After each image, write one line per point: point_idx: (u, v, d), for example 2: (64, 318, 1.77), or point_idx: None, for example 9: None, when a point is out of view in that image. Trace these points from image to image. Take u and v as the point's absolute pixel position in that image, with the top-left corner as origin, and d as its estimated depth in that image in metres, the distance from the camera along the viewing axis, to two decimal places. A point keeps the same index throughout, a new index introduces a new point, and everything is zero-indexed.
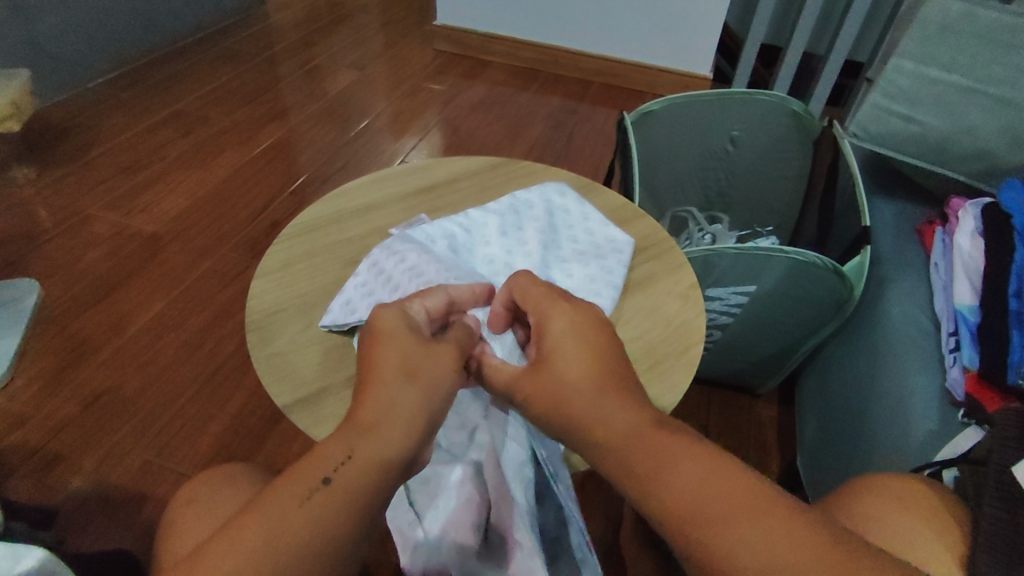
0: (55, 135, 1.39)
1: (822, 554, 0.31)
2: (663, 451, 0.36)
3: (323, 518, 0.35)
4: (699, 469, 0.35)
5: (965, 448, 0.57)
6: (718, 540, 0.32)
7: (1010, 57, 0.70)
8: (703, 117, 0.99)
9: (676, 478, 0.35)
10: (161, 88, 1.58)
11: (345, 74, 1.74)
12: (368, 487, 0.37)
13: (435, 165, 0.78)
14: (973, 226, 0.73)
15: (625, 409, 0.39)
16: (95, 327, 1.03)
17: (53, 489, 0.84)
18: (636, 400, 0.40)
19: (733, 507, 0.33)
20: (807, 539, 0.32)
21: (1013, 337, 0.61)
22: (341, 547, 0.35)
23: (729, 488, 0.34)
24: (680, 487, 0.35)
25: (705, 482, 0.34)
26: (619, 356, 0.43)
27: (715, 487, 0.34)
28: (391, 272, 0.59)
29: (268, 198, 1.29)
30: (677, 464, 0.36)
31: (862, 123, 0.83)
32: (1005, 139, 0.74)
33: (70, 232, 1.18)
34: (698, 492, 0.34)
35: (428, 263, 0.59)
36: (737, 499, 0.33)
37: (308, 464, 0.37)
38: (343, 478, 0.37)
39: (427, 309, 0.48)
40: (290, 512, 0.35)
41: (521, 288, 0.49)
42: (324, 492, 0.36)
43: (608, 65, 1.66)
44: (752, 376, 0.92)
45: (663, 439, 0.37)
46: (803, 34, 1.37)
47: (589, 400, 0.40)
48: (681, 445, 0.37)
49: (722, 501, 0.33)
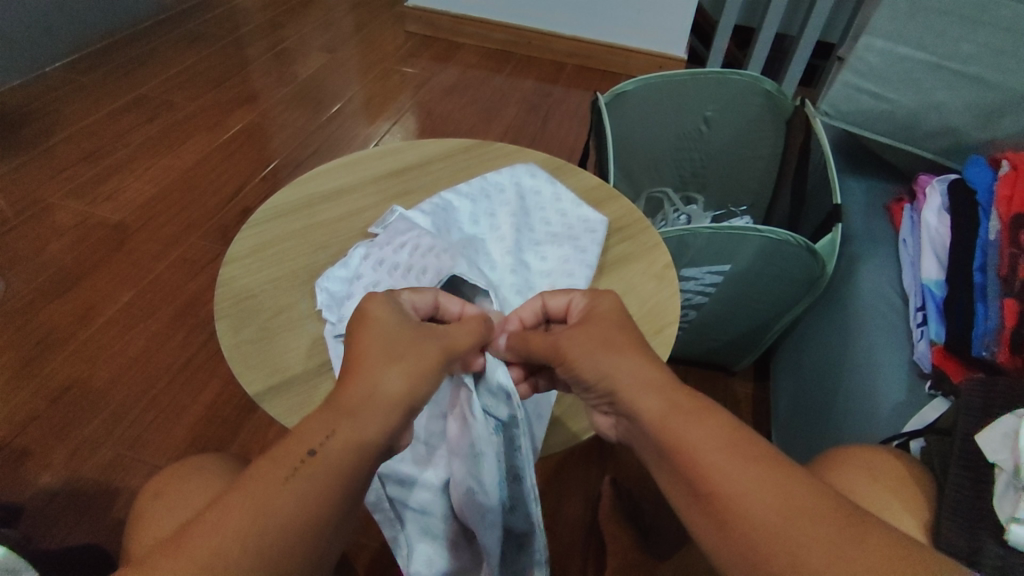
0: (11, 122, 1.33)
1: (802, 510, 0.33)
2: (680, 412, 0.39)
3: (309, 476, 0.36)
4: (713, 427, 0.37)
5: (931, 419, 0.59)
6: (723, 489, 0.35)
7: (975, 34, 0.71)
8: (677, 97, 0.99)
9: (688, 434, 0.37)
10: (123, 72, 1.53)
11: (316, 57, 1.70)
12: (348, 457, 0.38)
13: (407, 147, 0.77)
14: (939, 202, 0.74)
15: (630, 375, 0.41)
16: (61, 319, 1.00)
17: (23, 485, 0.82)
18: (614, 368, 0.42)
19: (739, 463, 0.35)
20: (791, 494, 0.34)
21: (978, 310, 0.62)
22: (327, 515, 0.36)
23: (738, 447, 0.36)
24: (690, 440, 0.37)
25: (718, 440, 0.36)
26: (592, 335, 0.44)
27: (727, 444, 0.36)
28: (398, 256, 0.58)
29: (238, 185, 1.26)
30: (689, 421, 0.38)
31: (832, 101, 0.85)
32: (970, 114, 0.76)
33: (31, 222, 1.14)
34: (707, 448, 0.36)
35: (433, 246, 0.58)
36: (739, 458, 0.35)
37: (292, 439, 0.37)
38: (334, 448, 0.37)
39: (413, 304, 0.48)
40: (264, 480, 0.35)
41: (559, 303, 0.50)
42: (305, 471, 0.36)
43: (584, 46, 1.65)
44: (727, 355, 0.94)
45: (677, 400, 0.39)
46: (775, 14, 1.37)
47: (603, 359, 0.42)
48: (695, 406, 0.39)
49: (728, 453, 0.36)
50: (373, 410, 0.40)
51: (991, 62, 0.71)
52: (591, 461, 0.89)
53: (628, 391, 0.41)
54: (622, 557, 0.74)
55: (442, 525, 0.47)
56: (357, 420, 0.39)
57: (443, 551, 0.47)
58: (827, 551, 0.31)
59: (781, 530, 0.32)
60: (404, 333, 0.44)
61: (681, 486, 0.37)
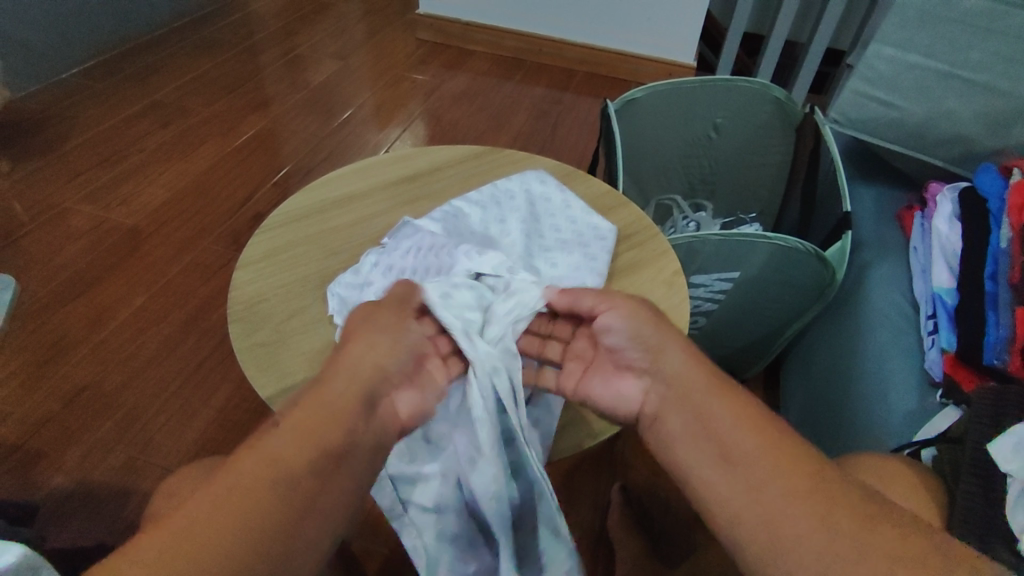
0: (27, 128, 1.35)
1: (818, 486, 0.39)
2: (715, 393, 0.45)
3: None
4: (743, 410, 0.44)
5: (942, 429, 0.58)
6: (751, 463, 0.41)
7: (986, 42, 0.71)
8: (686, 104, 1.00)
9: (723, 413, 0.44)
10: (137, 79, 1.55)
11: (327, 64, 1.71)
12: None
13: (417, 154, 0.78)
14: (950, 209, 0.73)
15: (673, 355, 0.47)
16: (76, 321, 1.01)
17: (37, 485, 0.83)
18: (660, 346, 0.47)
19: (765, 442, 0.42)
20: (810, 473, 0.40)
21: (989, 317, 0.62)
22: None
23: (764, 428, 0.43)
24: (724, 419, 0.43)
25: (749, 422, 0.43)
26: (642, 306, 0.49)
27: (754, 425, 0.43)
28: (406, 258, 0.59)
29: (250, 190, 1.28)
30: (725, 404, 0.44)
31: (841, 108, 0.85)
32: (981, 123, 0.75)
33: (47, 226, 1.16)
34: (738, 428, 0.43)
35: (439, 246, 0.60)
36: (765, 437, 0.42)
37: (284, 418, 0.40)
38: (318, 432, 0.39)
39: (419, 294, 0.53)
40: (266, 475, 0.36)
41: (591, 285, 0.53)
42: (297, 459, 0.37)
43: (593, 54, 1.66)
44: (737, 362, 0.94)
45: (712, 385, 0.45)
46: (786, 21, 1.37)
47: (656, 325, 0.48)
48: (729, 392, 0.45)
49: (756, 433, 0.42)
50: (336, 386, 0.43)
51: (1002, 70, 0.72)
52: (599, 468, 0.89)
53: (672, 364, 0.46)
54: (630, 564, 0.74)
55: (452, 522, 0.47)
56: (322, 398, 0.42)
57: (456, 548, 0.47)
58: (836, 522, 0.37)
59: (799, 499, 0.39)
60: (371, 312, 0.48)
61: (710, 453, 0.42)
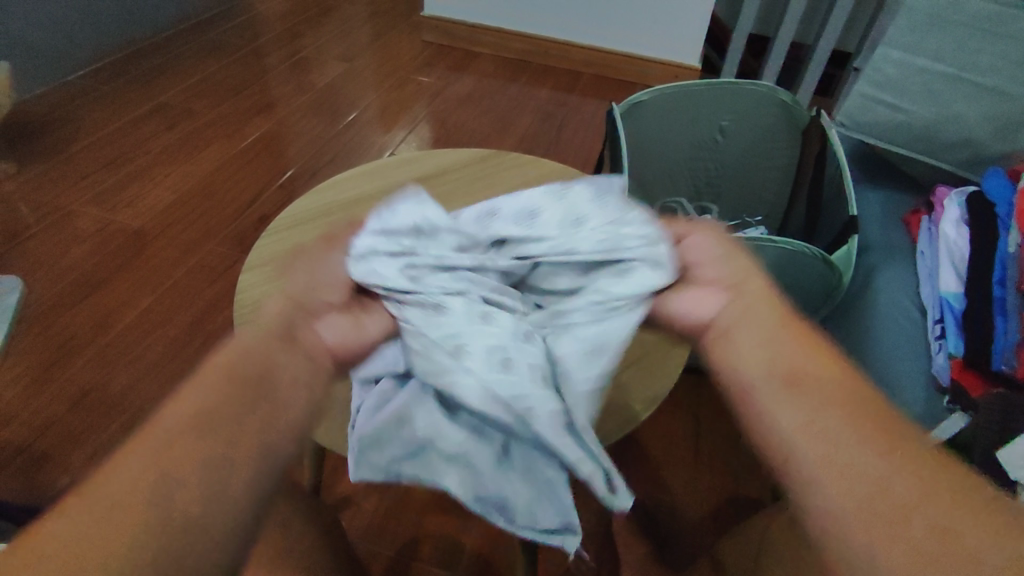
0: (35, 130, 1.36)
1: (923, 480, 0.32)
2: (818, 358, 0.39)
3: None
4: (846, 383, 0.37)
5: (956, 432, 0.60)
6: (843, 435, 0.35)
7: (995, 46, 0.71)
8: (692, 107, 1.00)
9: (820, 376, 0.38)
10: (144, 81, 1.56)
11: (333, 66, 1.72)
12: None
13: (423, 157, 0.78)
14: (958, 213, 0.73)
15: (769, 306, 0.42)
16: (82, 323, 1.02)
17: (42, 487, 0.83)
18: (754, 289, 0.43)
19: (863, 421, 0.35)
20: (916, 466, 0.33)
21: (998, 323, 0.62)
22: None
23: (865, 406, 0.36)
24: (823, 383, 0.37)
25: (849, 393, 0.37)
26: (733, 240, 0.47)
27: (853, 402, 0.36)
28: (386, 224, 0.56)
29: (256, 192, 1.28)
30: (827, 371, 0.38)
31: (847, 111, 0.85)
32: (989, 126, 0.75)
33: (54, 228, 1.16)
34: (838, 397, 0.36)
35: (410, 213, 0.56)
36: (866, 412, 0.36)
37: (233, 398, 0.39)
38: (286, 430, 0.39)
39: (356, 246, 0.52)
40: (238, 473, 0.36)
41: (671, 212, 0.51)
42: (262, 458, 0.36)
43: (599, 56, 1.66)
44: None
45: (811, 347, 0.40)
46: (792, 24, 1.37)
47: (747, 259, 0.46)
48: (833, 363, 0.39)
49: (856, 408, 0.36)
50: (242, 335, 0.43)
51: (1011, 74, 0.72)
52: None
53: (763, 303, 0.43)
54: None
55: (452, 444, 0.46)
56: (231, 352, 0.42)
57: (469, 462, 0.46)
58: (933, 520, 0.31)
59: (893, 484, 0.32)
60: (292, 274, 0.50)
61: (794, 407, 0.37)
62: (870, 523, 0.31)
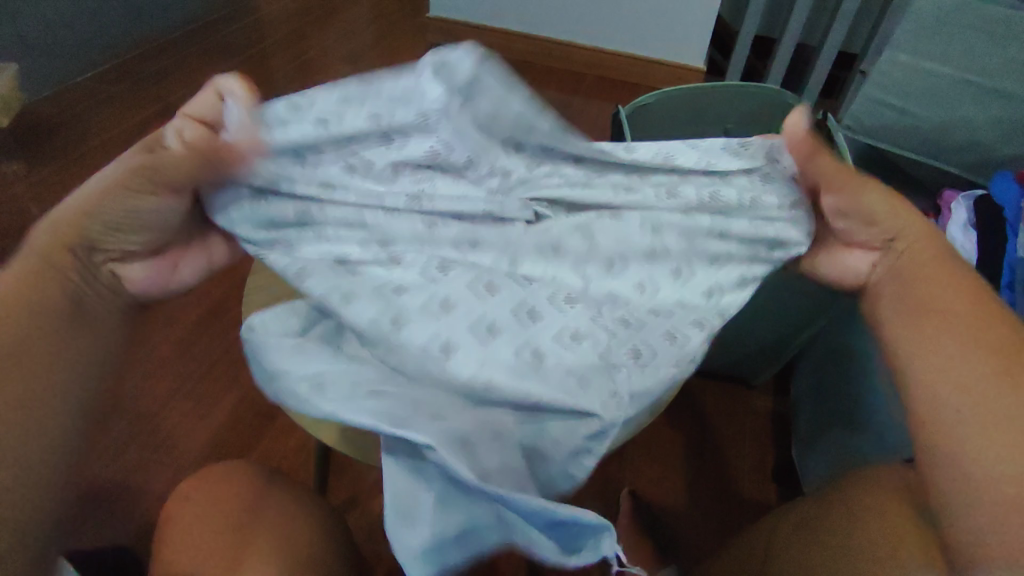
0: (44, 130, 1.37)
1: None
2: (977, 313, 0.44)
3: None
4: (995, 334, 0.43)
5: None
6: (971, 381, 0.41)
7: (1004, 49, 0.70)
8: (697, 108, 0.99)
9: (952, 330, 0.43)
10: (151, 81, 1.57)
11: (337, 67, 1.73)
12: None
13: None
14: (966, 218, 0.73)
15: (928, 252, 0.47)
16: None
17: None
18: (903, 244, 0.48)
19: (993, 369, 0.41)
20: None
21: None
22: None
23: (1002, 351, 0.42)
24: (952, 337, 0.43)
25: (989, 345, 0.42)
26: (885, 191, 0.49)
27: (995, 354, 0.42)
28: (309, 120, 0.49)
29: None
30: (975, 323, 0.43)
31: (855, 114, 0.86)
32: (997, 129, 0.75)
33: None
34: (965, 348, 0.42)
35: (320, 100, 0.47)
36: (1004, 360, 0.41)
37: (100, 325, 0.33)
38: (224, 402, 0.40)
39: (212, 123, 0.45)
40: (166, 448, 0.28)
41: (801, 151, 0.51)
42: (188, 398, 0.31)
43: (603, 57, 1.66)
44: (746, 367, 0.95)
45: (966, 299, 0.45)
46: (797, 25, 1.37)
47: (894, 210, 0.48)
48: (986, 312, 0.44)
49: (993, 358, 0.42)
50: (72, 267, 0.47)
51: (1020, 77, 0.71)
52: (607, 473, 0.89)
53: (915, 256, 0.48)
54: None
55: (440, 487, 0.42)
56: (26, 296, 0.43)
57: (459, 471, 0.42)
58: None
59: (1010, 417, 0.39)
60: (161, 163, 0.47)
61: (925, 358, 0.44)
62: (983, 458, 0.40)
